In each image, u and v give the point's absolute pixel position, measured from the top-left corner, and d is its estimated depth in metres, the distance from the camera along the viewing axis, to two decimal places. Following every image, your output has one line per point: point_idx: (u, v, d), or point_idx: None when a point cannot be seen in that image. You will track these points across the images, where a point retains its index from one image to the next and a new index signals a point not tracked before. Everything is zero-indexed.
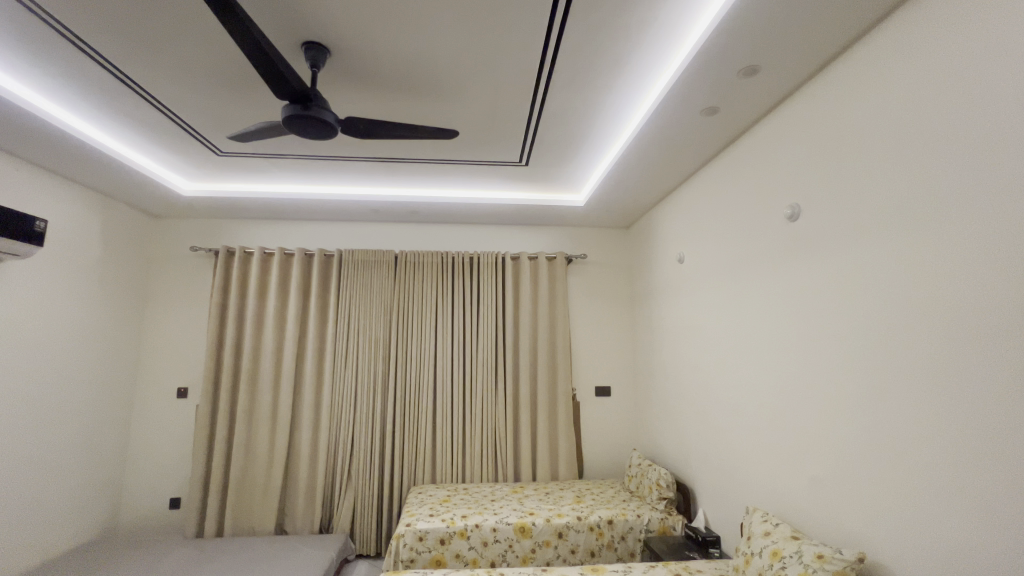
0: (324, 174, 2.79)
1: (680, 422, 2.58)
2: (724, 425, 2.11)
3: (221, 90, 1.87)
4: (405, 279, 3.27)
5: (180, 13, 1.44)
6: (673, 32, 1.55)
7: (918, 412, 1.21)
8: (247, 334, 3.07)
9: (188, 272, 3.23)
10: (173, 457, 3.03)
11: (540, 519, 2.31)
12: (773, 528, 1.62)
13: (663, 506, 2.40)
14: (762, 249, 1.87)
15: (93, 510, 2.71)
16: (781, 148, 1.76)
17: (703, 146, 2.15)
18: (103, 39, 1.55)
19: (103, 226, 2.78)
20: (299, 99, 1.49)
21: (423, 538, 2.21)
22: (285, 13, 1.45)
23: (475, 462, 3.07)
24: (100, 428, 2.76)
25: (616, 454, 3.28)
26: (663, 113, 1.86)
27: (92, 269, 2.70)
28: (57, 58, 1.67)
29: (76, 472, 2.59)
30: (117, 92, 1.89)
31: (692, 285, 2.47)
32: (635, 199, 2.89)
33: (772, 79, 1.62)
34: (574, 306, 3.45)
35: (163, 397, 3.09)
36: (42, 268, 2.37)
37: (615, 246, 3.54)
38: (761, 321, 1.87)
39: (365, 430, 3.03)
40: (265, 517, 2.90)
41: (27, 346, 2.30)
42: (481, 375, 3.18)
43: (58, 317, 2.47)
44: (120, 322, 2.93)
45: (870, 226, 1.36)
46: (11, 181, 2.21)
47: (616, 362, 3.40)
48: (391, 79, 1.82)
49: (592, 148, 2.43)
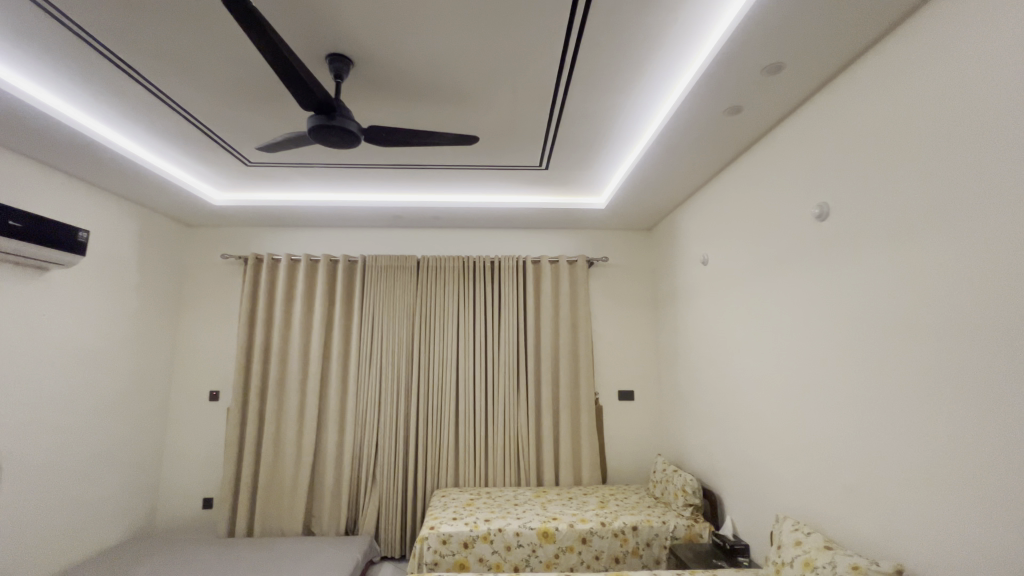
0: (348, 182, 2.84)
1: (706, 427, 2.53)
2: (752, 432, 2.06)
3: (249, 102, 1.94)
4: (427, 283, 3.31)
5: (211, 29, 1.51)
6: (694, 31, 1.54)
7: (958, 417, 1.15)
8: (275, 338, 3.15)
9: (218, 278, 3.34)
10: (204, 459, 3.12)
11: (564, 525, 2.30)
12: (804, 537, 1.57)
13: (689, 513, 2.35)
14: (789, 251, 1.83)
15: (130, 509, 2.81)
16: (807, 146, 1.72)
17: (726, 146, 2.12)
18: (140, 56, 1.63)
19: (139, 236, 2.90)
20: (324, 110, 1.52)
21: (446, 541, 2.22)
22: (309, 26, 1.50)
23: (498, 465, 3.07)
24: (136, 430, 2.87)
25: (640, 459, 3.24)
26: (683, 114, 1.84)
27: (129, 277, 2.81)
28: (94, 74, 1.75)
29: (114, 471, 2.70)
30: (149, 105, 1.96)
31: (717, 287, 2.43)
32: (657, 200, 2.85)
33: (797, 77, 1.58)
34: (596, 310, 3.42)
35: (196, 400, 3.19)
36: (84, 275, 2.50)
37: (636, 248, 3.51)
38: (789, 324, 1.82)
39: (390, 433, 3.07)
40: (293, 519, 2.96)
41: (69, 350, 2.41)
42: (503, 378, 3.18)
43: (97, 321, 2.58)
44: (155, 328, 3.04)
45: (903, 224, 1.31)
46: (54, 193, 2.33)
47: (639, 365, 3.36)
48: (412, 87, 1.85)
49: (612, 150, 2.42)
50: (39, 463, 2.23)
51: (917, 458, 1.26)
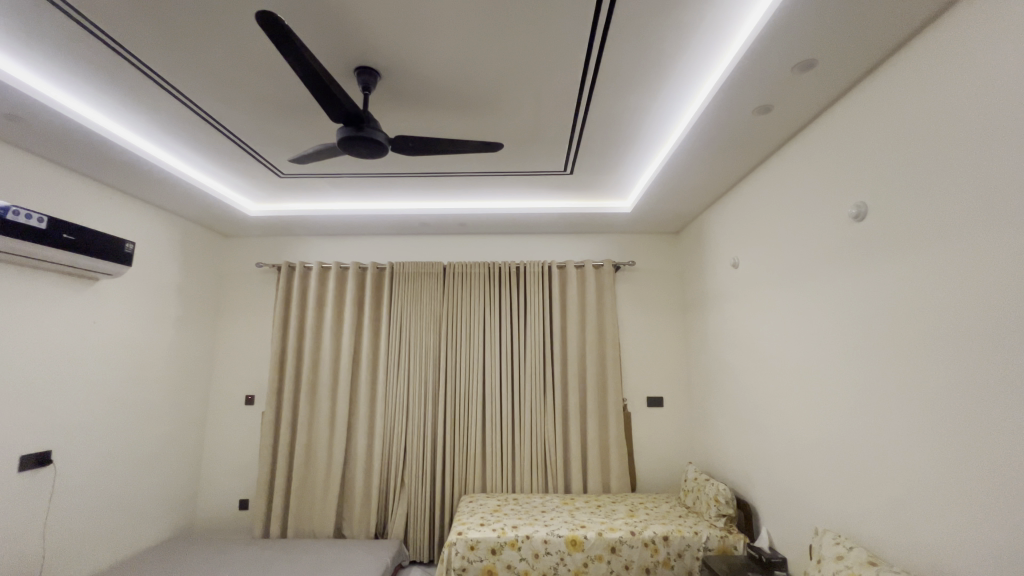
0: (376, 191, 2.91)
1: (738, 435, 2.46)
2: (787, 440, 1.99)
3: (283, 116, 2.01)
4: (453, 289, 3.34)
5: (246, 46, 1.58)
6: (721, 31, 1.52)
7: (1011, 426, 1.08)
8: (307, 343, 3.25)
9: (253, 286, 3.46)
10: (240, 461, 3.22)
11: (592, 533, 2.26)
12: (846, 551, 1.50)
13: (722, 524, 2.28)
14: (824, 252, 1.77)
15: (172, 509, 2.93)
16: (841, 145, 1.66)
17: (755, 147, 2.07)
18: (180, 74, 1.72)
19: (180, 246, 3.03)
20: (353, 122, 1.56)
21: (474, 547, 2.22)
22: (338, 42, 1.55)
23: (525, 471, 3.05)
24: (177, 432, 2.99)
25: (671, 467, 3.17)
26: (709, 114, 1.81)
27: (171, 285, 2.95)
28: (139, 93, 1.85)
29: (157, 471, 2.82)
30: (188, 119, 2.06)
31: (749, 289, 2.36)
32: (685, 202, 2.80)
33: (828, 74, 1.54)
34: (622, 314, 3.38)
35: (233, 404, 3.31)
36: (130, 285, 2.63)
37: (663, 252, 3.45)
38: (824, 327, 1.76)
39: (418, 438, 3.10)
40: (324, 522, 3.02)
41: (116, 355, 2.54)
42: (530, 383, 3.17)
43: (142, 328, 2.71)
44: (195, 335, 3.17)
45: (947, 222, 1.25)
46: (102, 206, 2.47)
47: (668, 371, 3.30)
48: (437, 97, 1.89)
49: (637, 153, 2.40)
50: (88, 462, 2.34)
51: (969, 469, 1.18)
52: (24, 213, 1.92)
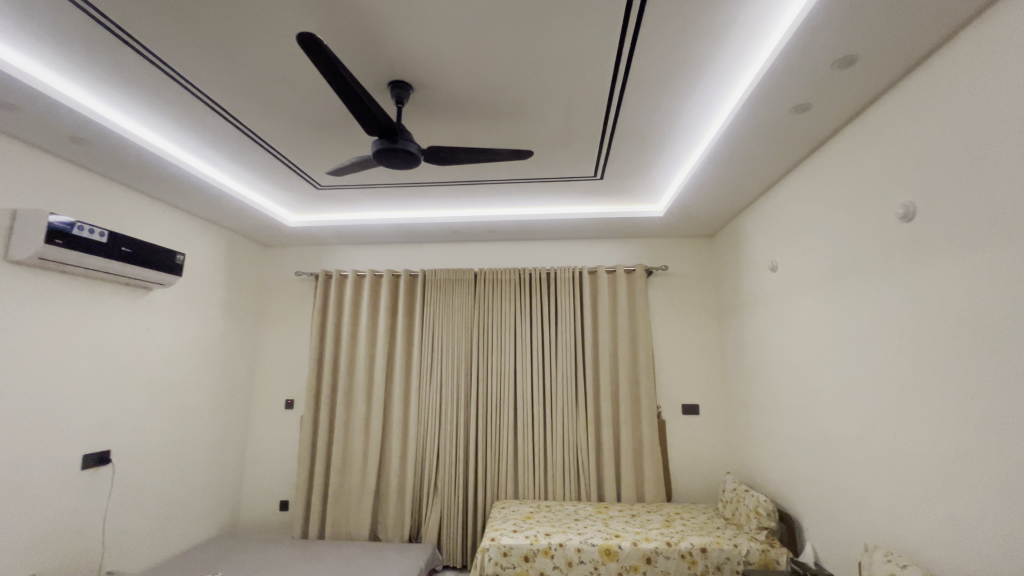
0: (409, 200, 2.97)
1: (779, 445, 2.37)
2: (831, 450, 1.91)
3: (321, 130, 2.10)
4: (484, 295, 3.37)
5: (288, 65, 1.65)
6: (755, 30, 1.49)
7: None
8: (343, 348, 3.34)
9: (293, 294, 3.59)
10: (281, 463, 3.33)
11: (627, 542, 2.22)
12: (898, 570, 1.42)
13: (764, 537, 2.19)
14: (868, 254, 1.69)
15: (217, 509, 3.05)
16: (885, 143, 1.60)
17: (792, 147, 2.01)
18: (227, 94, 1.82)
19: (225, 256, 3.19)
20: (387, 134, 1.61)
21: (507, 554, 2.22)
22: (374, 58, 1.61)
23: (557, 478, 3.03)
24: (222, 435, 3.13)
25: (708, 476, 3.09)
26: (744, 115, 1.77)
27: (217, 293, 3.10)
28: (190, 113, 1.96)
29: (204, 471, 2.95)
30: (232, 137, 2.17)
31: (788, 293, 2.28)
32: (720, 205, 2.74)
33: (870, 71, 1.49)
34: (655, 320, 3.33)
35: (273, 407, 3.43)
36: (180, 294, 2.78)
37: (697, 256, 3.38)
38: (870, 332, 1.68)
39: (451, 443, 3.13)
40: (360, 524, 3.08)
41: (168, 360, 2.69)
42: (562, 390, 3.16)
43: (191, 334, 2.86)
44: (238, 340, 3.31)
45: (1005, 222, 1.18)
46: (155, 220, 2.62)
47: (703, 378, 3.22)
48: (467, 107, 1.92)
49: (669, 155, 2.37)
50: (141, 462, 2.48)
51: None
52: (87, 228, 2.05)
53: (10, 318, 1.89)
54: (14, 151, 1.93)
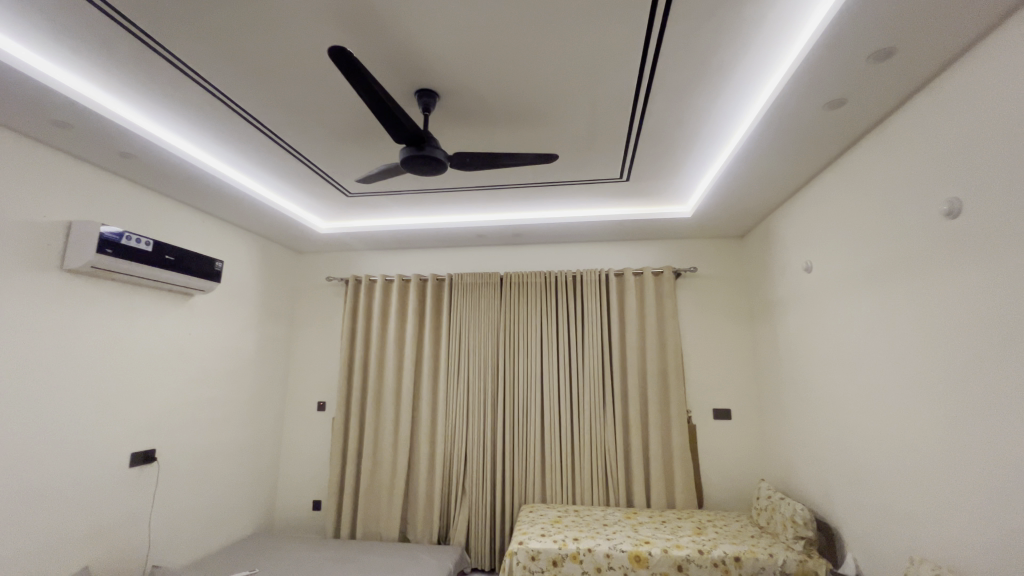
0: (436, 205, 3.02)
1: (816, 451, 2.29)
2: (872, 458, 1.83)
3: (350, 140, 2.15)
4: (511, 299, 3.38)
5: (319, 77, 1.71)
6: (785, 26, 1.46)
7: None
8: (372, 352, 3.41)
9: (324, 299, 3.69)
10: (314, 464, 3.42)
11: (657, 549, 2.19)
12: None
13: (801, 547, 2.11)
14: (910, 253, 1.62)
15: (254, 507, 3.15)
16: (927, 138, 1.54)
17: (826, 144, 1.95)
18: (263, 107, 1.90)
19: (261, 262, 3.30)
20: (414, 142, 1.64)
21: (535, 557, 2.22)
22: (402, 68, 1.64)
23: (585, 483, 3.01)
24: (259, 436, 3.23)
25: (741, 483, 3.01)
26: (775, 113, 1.73)
27: (253, 298, 3.21)
28: (228, 127, 2.06)
29: (242, 470, 3.06)
30: (267, 147, 2.25)
31: (825, 295, 2.20)
32: (751, 204, 2.67)
33: (908, 65, 1.43)
34: (684, 323, 3.27)
35: (306, 409, 3.53)
36: (219, 299, 2.89)
37: (728, 257, 3.31)
38: (912, 336, 1.61)
39: (478, 446, 3.15)
40: (390, 525, 3.13)
41: (208, 363, 2.80)
42: (589, 394, 3.13)
43: (229, 338, 2.97)
44: (273, 344, 3.42)
45: None
46: (196, 229, 2.74)
47: (735, 382, 3.14)
48: (493, 113, 1.94)
49: (697, 155, 2.33)
50: (184, 461, 2.59)
51: None
52: (134, 238, 2.16)
53: (65, 324, 2.01)
54: (69, 167, 2.06)
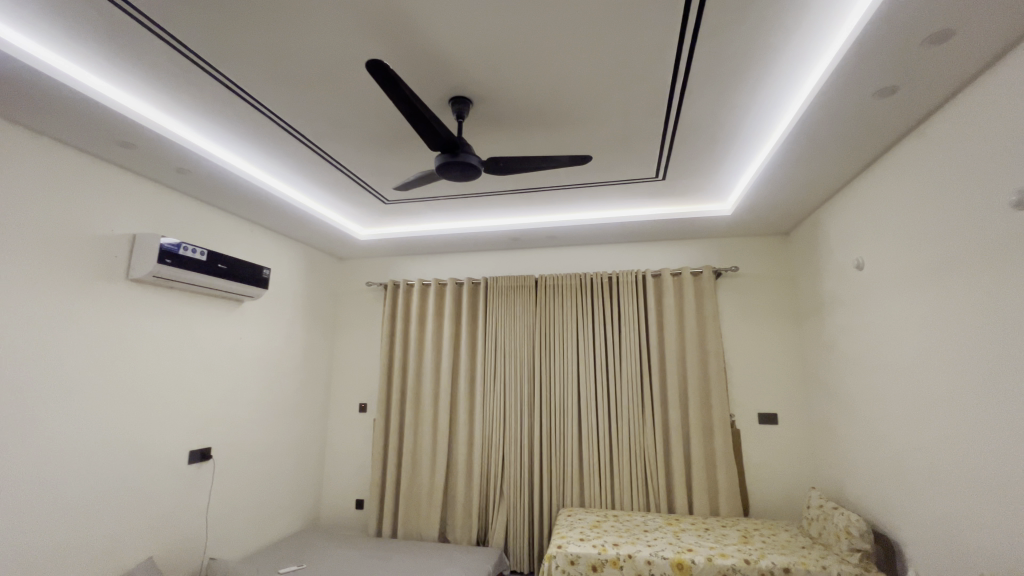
0: (470, 210, 3.06)
1: (871, 459, 2.17)
2: (934, 466, 1.72)
3: (388, 149, 2.22)
4: (546, 301, 3.38)
5: (358, 89, 1.77)
6: (828, 13, 1.40)
7: None
8: (410, 354, 3.49)
9: (365, 304, 3.80)
10: (356, 463, 3.52)
11: (701, 557, 2.12)
12: None
13: (857, 560, 2.00)
14: (974, 247, 1.52)
15: (301, 504, 3.28)
16: (990, 124, 1.44)
17: (878, 135, 1.85)
18: (306, 120, 1.98)
19: (305, 269, 3.44)
20: (449, 148, 1.68)
21: (574, 562, 2.20)
22: (437, 77, 1.68)
23: (624, 487, 2.96)
24: (305, 436, 3.36)
25: (789, 491, 2.88)
26: (819, 104, 1.67)
27: (299, 303, 3.35)
28: (275, 140, 2.16)
29: (290, 468, 3.19)
30: (309, 158, 2.35)
31: (878, 293, 2.09)
32: (796, 200, 2.57)
33: (964, 48, 1.35)
34: (725, 324, 3.17)
35: (349, 411, 3.64)
36: (268, 304, 3.03)
37: (771, 255, 3.18)
38: (977, 335, 1.51)
39: (515, 449, 3.17)
40: (429, 525, 3.18)
41: (258, 366, 2.94)
42: (627, 396, 3.09)
43: (277, 342, 3.11)
44: (317, 347, 3.56)
45: None
46: (246, 238, 2.90)
47: (782, 384, 3.02)
48: (527, 116, 1.95)
49: (736, 151, 2.26)
50: (237, 458, 2.73)
51: None
52: (191, 248, 2.30)
53: (130, 329, 2.17)
54: (135, 183, 2.23)
